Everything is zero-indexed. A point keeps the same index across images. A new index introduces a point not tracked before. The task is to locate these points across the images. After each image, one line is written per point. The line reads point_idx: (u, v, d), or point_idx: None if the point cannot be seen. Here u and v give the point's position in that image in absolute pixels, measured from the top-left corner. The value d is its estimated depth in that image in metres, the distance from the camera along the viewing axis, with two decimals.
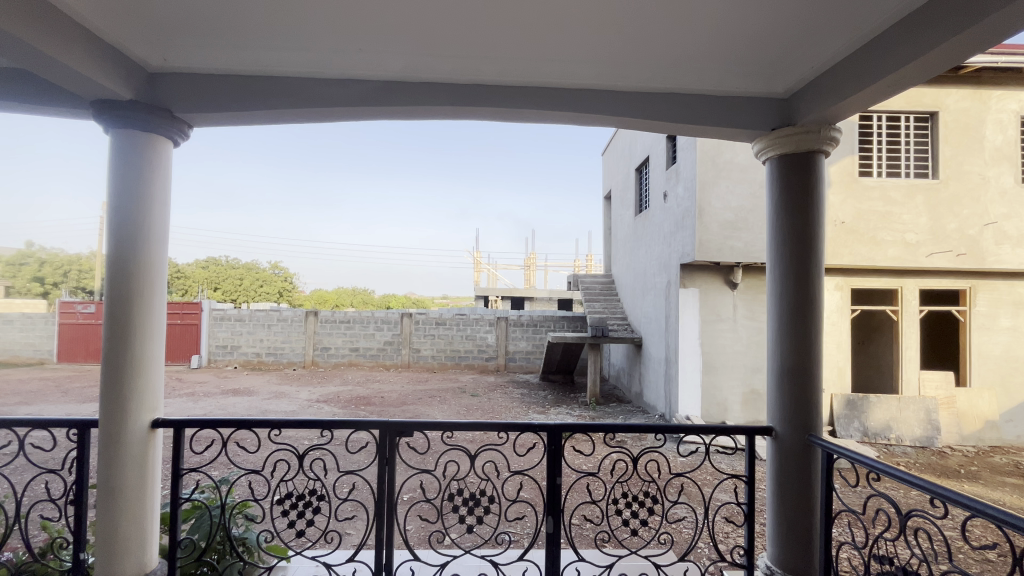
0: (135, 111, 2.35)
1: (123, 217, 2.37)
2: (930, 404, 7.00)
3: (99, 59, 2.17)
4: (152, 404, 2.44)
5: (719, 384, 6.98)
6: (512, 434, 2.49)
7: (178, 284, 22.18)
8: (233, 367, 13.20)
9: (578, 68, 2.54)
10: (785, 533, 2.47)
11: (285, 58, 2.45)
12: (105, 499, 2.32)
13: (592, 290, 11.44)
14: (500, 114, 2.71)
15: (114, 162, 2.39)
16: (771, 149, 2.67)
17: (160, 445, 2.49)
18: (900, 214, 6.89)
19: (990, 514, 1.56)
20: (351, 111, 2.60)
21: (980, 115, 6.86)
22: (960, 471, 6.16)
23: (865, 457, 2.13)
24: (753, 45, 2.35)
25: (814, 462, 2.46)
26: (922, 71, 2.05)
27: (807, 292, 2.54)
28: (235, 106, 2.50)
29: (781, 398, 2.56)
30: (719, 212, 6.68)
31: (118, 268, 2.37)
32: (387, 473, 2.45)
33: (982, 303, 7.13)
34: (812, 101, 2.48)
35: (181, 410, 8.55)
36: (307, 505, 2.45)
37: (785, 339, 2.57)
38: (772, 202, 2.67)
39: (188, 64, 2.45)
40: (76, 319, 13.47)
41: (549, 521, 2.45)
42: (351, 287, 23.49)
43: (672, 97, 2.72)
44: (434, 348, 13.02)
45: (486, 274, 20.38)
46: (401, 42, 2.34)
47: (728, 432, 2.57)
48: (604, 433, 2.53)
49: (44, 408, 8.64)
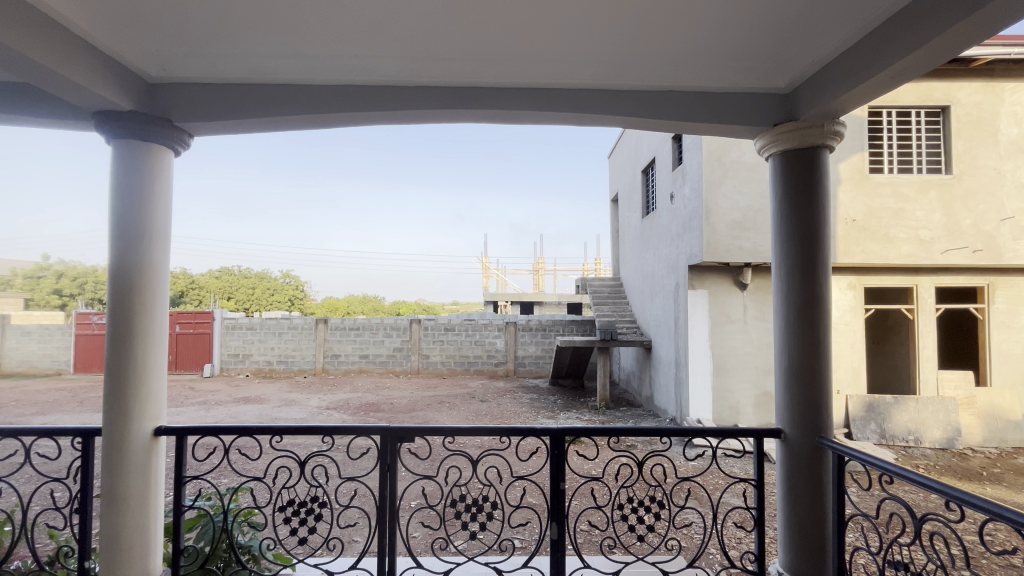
0: (134, 122, 2.38)
1: (124, 225, 2.40)
2: (949, 405, 6.84)
3: (98, 70, 2.19)
4: (155, 412, 2.45)
5: (730, 386, 6.88)
6: (513, 438, 2.43)
7: (191, 294, 22.38)
8: (245, 375, 13.30)
9: (575, 67, 2.52)
10: (797, 539, 2.41)
11: (282, 64, 2.46)
12: (108, 507, 2.33)
13: (601, 293, 11.37)
14: (499, 115, 2.69)
15: (115, 173, 2.41)
16: (775, 145, 2.61)
17: (164, 453, 2.49)
18: (914, 211, 6.76)
19: (1009, 518, 1.50)
20: (348, 116, 2.59)
21: (993, 108, 6.74)
22: (982, 474, 6.00)
23: (877, 458, 2.07)
24: (749, 39, 2.31)
25: (824, 466, 2.39)
26: (923, 61, 2.01)
27: (814, 290, 2.48)
28: (230, 115, 2.51)
29: (788, 399, 2.50)
30: (727, 212, 6.62)
31: (121, 273, 2.39)
32: (389, 478, 2.43)
33: (1001, 300, 6.96)
34: (814, 94, 2.42)
35: (193, 419, 8.62)
36: (309, 512, 2.41)
37: (793, 338, 2.51)
38: (778, 197, 2.61)
39: (185, 74, 2.47)
40: (92, 329, 13.72)
41: (553, 528, 2.40)
42: (362, 294, 23.70)
43: (671, 94, 2.66)
44: (443, 353, 13.03)
45: (494, 279, 20.30)
46: (398, 46, 2.34)
47: (736, 434, 2.51)
48: (609, 437, 2.46)
49: (59, 418, 8.77)
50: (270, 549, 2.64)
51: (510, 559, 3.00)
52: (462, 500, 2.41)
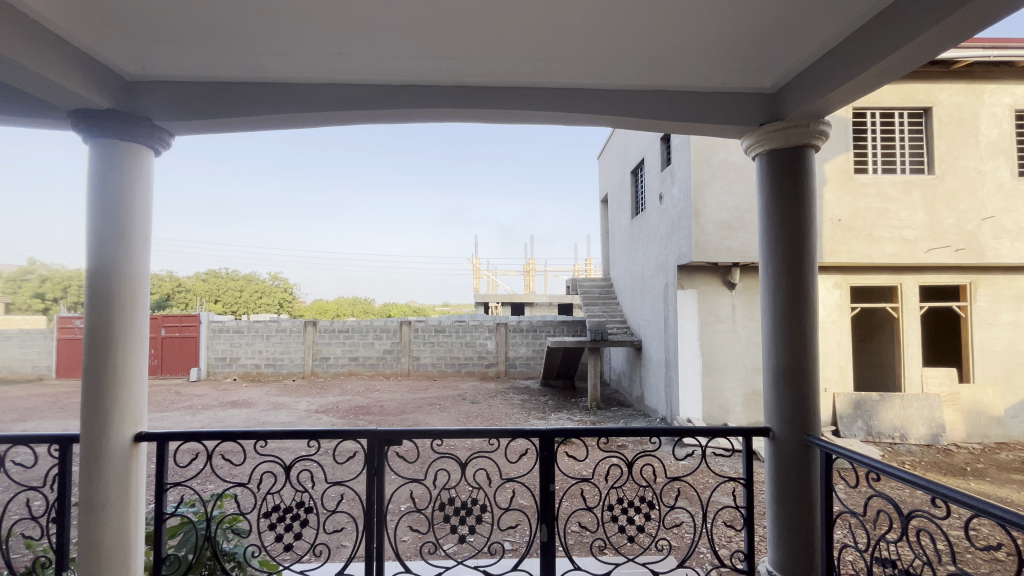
0: (111, 121, 2.32)
1: (102, 225, 2.34)
2: (934, 402, 6.94)
3: (75, 68, 2.14)
4: (135, 417, 2.39)
5: (719, 385, 6.92)
6: (502, 439, 2.40)
7: (178, 297, 22.06)
8: (232, 379, 13.13)
9: (563, 66, 2.51)
10: (785, 537, 2.41)
11: (266, 63, 2.42)
12: (86, 515, 2.27)
13: (591, 294, 11.38)
14: (487, 115, 2.67)
15: (92, 173, 2.36)
16: (761, 144, 2.62)
17: (144, 459, 2.43)
18: (898, 210, 6.86)
19: (994, 514, 1.50)
20: (335, 115, 2.55)
21: (974, 109, 6.85)
22: (966, 469, 6.10)
23: (864, 456, 2.08)
24: (736, 39, 2.32)
25: (812, 463, 2.40)
26: (905, 61, 2.03)
27: (801, 289, 2.49)
28: (211, 114, 2.47)
29: (776, 398, 2.51)
30: (715, 212, 6.66)
31: (99, 276, 2.33)
32: (376, 482, 2.40)
33: (983, 298, 7.08)
34: (799, 94, 2.44)
35: (179, 424, 8.48)
36: (295, 518, 2.37)
37: (781, 337, 2.51)
38: (764, 198, 2.62)
39: (165, 72, 2.42)
40: (74, 333, 13.47)
41: (543, 530, 2.39)
42: (352, 296, 23.55)
43: (657, 94, 2.66)
44: (433, 355, 12.96)
45: (485, 280, 20.26)
46: (384, 44, 2.32)
47: (725, 433, 2.51)
48: (598, 438, 2.45)
49: (40, 424, 8.58)
50: (256, 555, 2.58)
51: (500, 563, 2.98)
52: (451, 503, 2.38)
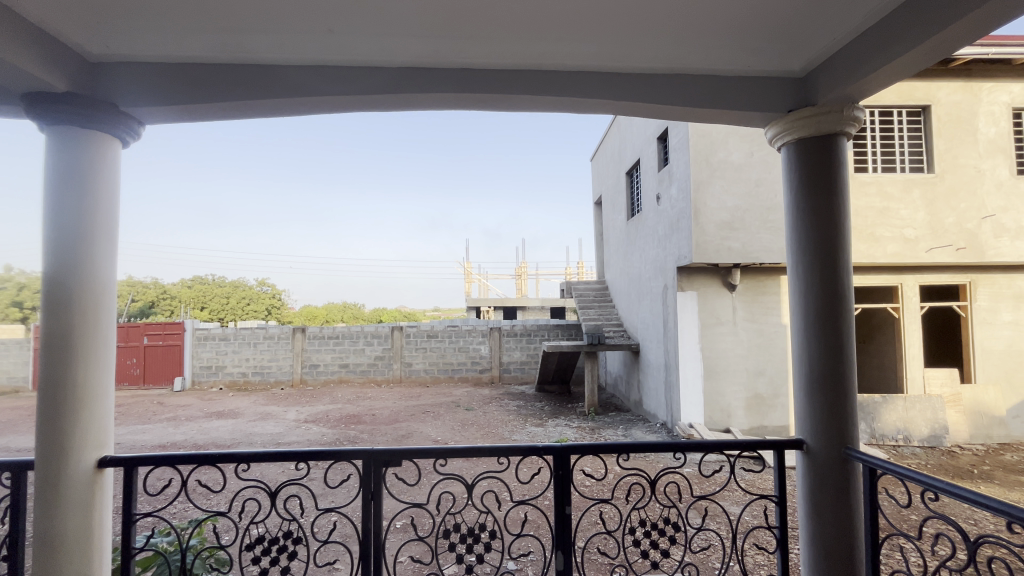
0: (69, 106, 2.06)
1: (60, 224, 2.07)
2: (937, 403, 6.81)
3: (27, 45, 1.89)
4: (101, 439, 2.12)
5: (721, 389, 6.74)
6: (513, 458, 2.16)
7: (163, 305, 21.50)
8: (218, 388, 12.69)
9: (575, 48, 2.29)
10: (823, 559, 2.20)
11: (247, 42, 2.17)
12: (41, 552, 2.00)
13: (586, 297, 11.19)
14: (491, 101, 2.45)
15: (48, 165, 2.09)
16: (788, 133, 2.42)
17: (111, 486, 2.16)
18: (898, 209, 6.75)
19: None
20: (324, 100, 2.31)
21: (972, 107, 6.78)
22: (973, 471, 5.97)
23: (918, 474, 1.87)
24: (766, 16, 2.11)
25: (851, 479, 2.20)
26: (953, 40, 1.83)
27: (835, 287, 2.29)
28: (184, 99, 2.21)
29: (809, 408, 2.31)
30: (716, 212, 6.49)
31: (55, 281, 2.06)
32: (373, 508, 2.13)
33: (983, 297, 6.98)
34: (833, 77, 2.24)
35: (160, 437, 8.10)
36: (281, 550, 2.10)
37: (813, 341, 2.31)
38: (792, 190, 2.43)
39: (133, 51, 2.17)
40: None
41: (558, 558, 2.16)
42: (341, 303, 23.17)
43: (676, 79, 2.46)
44: (425, 361, 12.67)
45: (476, 285, 20.02)
46: (377, 21, 2.08)
47: (756, 447, 2.30)
48: (618, 453, 2.23)
49: (11, 439, 8.15)
50: None
51: None
52: (456, 531, 2.12)
